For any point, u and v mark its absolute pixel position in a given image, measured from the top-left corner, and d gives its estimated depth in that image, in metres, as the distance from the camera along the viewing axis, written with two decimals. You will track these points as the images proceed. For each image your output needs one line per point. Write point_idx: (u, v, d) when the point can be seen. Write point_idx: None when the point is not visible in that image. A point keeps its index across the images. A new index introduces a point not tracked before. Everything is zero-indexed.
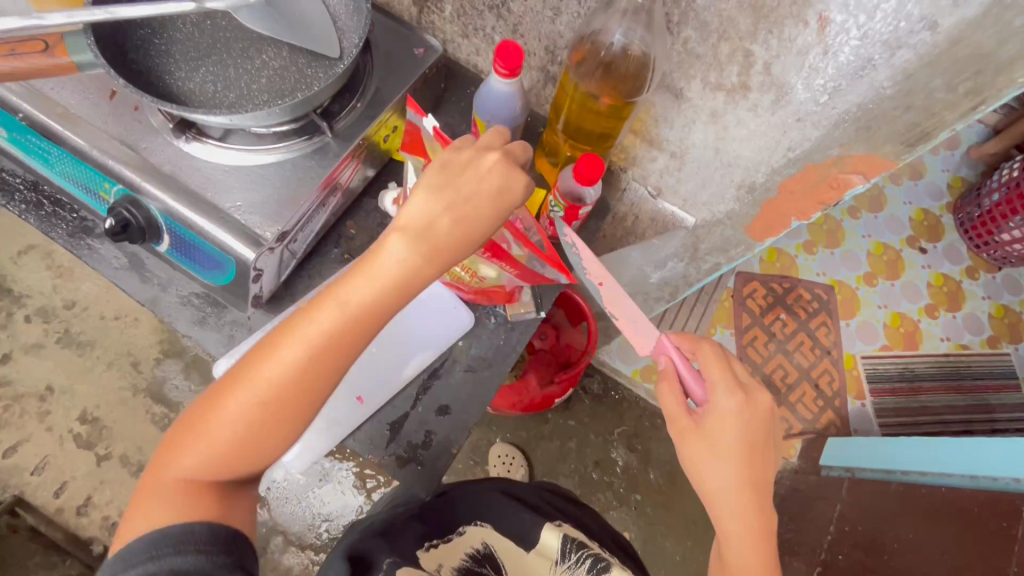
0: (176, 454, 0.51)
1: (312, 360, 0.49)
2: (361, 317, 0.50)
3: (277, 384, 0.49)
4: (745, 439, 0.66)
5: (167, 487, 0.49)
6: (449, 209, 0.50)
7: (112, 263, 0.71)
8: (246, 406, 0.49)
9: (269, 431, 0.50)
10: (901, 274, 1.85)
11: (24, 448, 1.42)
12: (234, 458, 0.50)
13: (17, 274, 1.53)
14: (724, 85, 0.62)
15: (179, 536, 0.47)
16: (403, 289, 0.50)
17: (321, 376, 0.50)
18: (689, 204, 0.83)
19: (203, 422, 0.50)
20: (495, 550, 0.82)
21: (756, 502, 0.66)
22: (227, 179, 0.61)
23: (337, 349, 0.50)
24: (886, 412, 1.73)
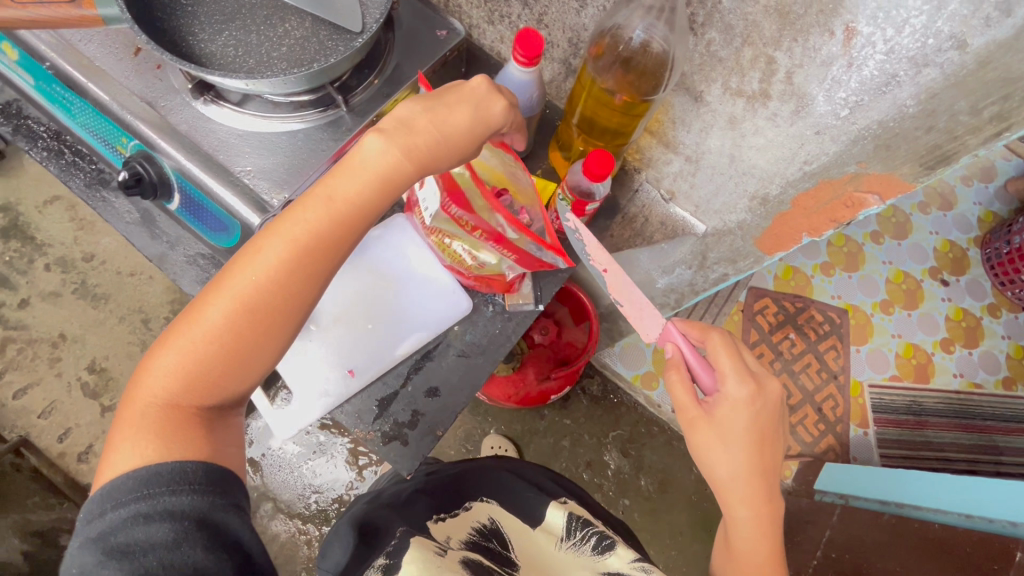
0: (156, 377, 0.50)
1: (295, 264, 0.51)
2: (342, 223, 0.52)
3: (260, 288, 0.50)
4: (756, 427, 0.64)
5: (153, 413, 0.49)
6: (428, 113, 0.53)
7: (124, 218, 0.72)
8: (230, 313, 0.50)
9: (256, 338, 0.51)
10: (920, 304, 1.81)
11: (34, 391, 1.47)
12: (218, 370, 0.51)
13: (40, 223, 1.57)
14: (744, 91, 0.61)
15: (172, 476, 0.47)
16: (383, 190, 0.52)
17: (306, 279, 0.52)
18: (702, 210, 0.82)
19: (184, 339, 0.50)
20: (502, 523, 0.80)
21: (765, 491, 0.66)
22: (240, 144, 0.62)
23: (322, 250, 0.51)
24: (889, 443, 1.70)
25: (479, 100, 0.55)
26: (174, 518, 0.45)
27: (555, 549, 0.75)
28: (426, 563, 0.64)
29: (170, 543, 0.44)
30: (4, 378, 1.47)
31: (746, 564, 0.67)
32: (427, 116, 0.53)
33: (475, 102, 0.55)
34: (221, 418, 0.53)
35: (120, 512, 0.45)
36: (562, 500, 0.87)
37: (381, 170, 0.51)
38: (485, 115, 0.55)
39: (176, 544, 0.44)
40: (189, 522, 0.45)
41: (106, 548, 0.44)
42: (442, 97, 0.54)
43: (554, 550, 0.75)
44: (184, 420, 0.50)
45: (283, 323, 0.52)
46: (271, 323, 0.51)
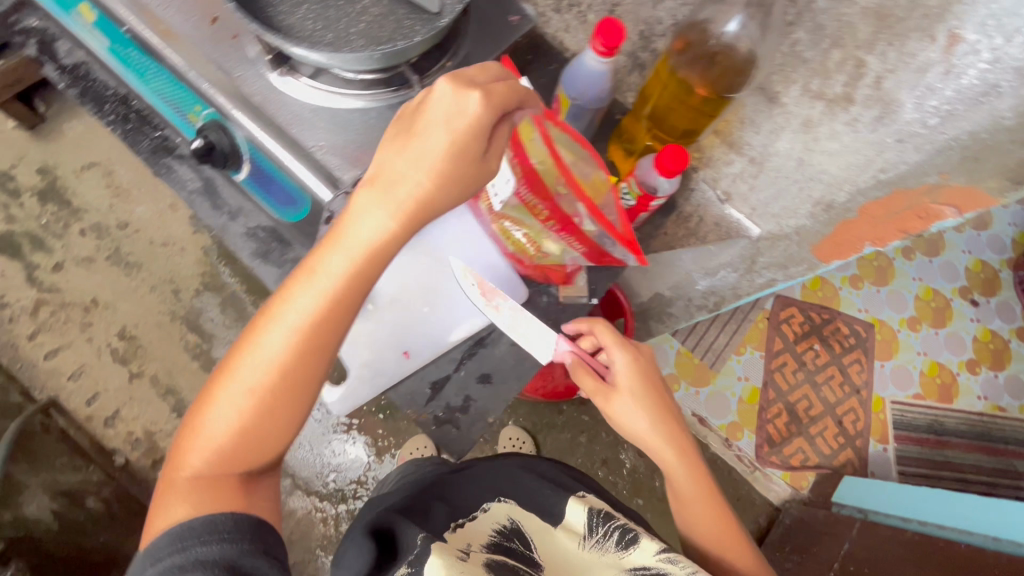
0: (183, 458, 0.54)
1: (294, 343, 0.51)
2: (338, 296, 0.50)
3: (262, 369, 0.51)
4: (648, 379, 0.74)
5: (182, 486, 0.52)
6: (414, 163, 0.48)
7: (187, 186, 0.72)
8: (241, 394, 0.52)
9: (265, 417, 0.52)
10: (948, 322, 1.79)
11: (65, 354, 1.49)
12: (238, 450, 0.52)
13: (77, 188, 1.58)
14: (826, 94, 0.60)
15: (202, 528, 0.50)
16: (377, 255, 0.50)
17: (308, 356, 0.51)
18: (758, 213, 0.80)
19: (202, 422, 0.53)
20: (524, 523, 0.79)
21: (675, 431, 0.75)
22: (314, 118, 0.62)
23: (321, 326, 0.51)
24: (908, 461, 1.69)
25: (456, 114, 0.47)
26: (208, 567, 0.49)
27: (578, 549, 0.73)
28: (452, 567, 0.62)
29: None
30: (36, 339, 1.49)
31: (689, 496, 0.75)
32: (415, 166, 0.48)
33: (456, 123, 0.47)
34: (251, 485, 0.55)
35: (159, 567, 0.49)
36: (580, 494, 0.85)
37: (377, 239, 0.50)
38: (463, 132, 0.47)
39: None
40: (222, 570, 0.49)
41: None
42: (418, 132, 0.48)
43: (575, 549, 0.74)
44: (212, 489, 0.52)
45: (286, 399, 0.52)
46: (277, 400, 0.51)
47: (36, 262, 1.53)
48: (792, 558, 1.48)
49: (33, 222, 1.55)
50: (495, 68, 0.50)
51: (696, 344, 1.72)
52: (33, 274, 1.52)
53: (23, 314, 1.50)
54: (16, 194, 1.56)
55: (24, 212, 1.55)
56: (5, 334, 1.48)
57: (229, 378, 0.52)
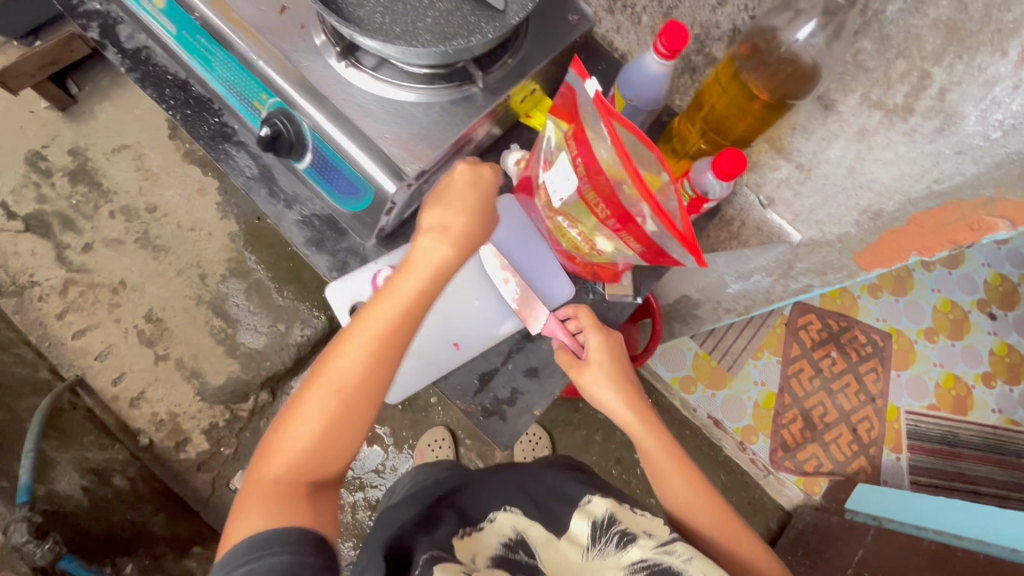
0: (260, 475, 0.58)
1: (373, 350, 0.58)
2: (409, 310, 0.59)
3: (345, 375, 0.58)
4: (616, 352, 0.69)
5: (264, 492, 0.56)
6: (459, 217, 0.61)
7: (245, 172, 0.74)
8: (325, 399, 0.58)
9: (341, 426, 0.59)
10: (965, 335, 1.79)
11: (92, 333, 1.50)
12: (319, 456, 0.58)
13: (108, 170, 1.59)
14: (886, 104, 0.60)
15: (272, 539, 0.52)
16: (430, 282, 0.60)
17: (385, 362, 0.59)
18: (800, 219, 0.82)
19: (284, 437, 0.58)
20: (529, 535, 0.68)
21: (642, 404, 0.71)
22: (378, 110, 0.63)
23: (396, 335, 0.59)
24: (922, 472, 1.69)
25: (477, 179, 0.62)
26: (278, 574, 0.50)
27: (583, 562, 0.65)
28: None
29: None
30: (64, 318, 1.50)
31: (665, 470, 0.71)
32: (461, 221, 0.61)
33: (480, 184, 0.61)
34: (320, 491, 0.59)
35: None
36: (584, 500, 0.73)
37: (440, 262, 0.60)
38: (489, 181, 0.62)
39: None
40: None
41: None
42: (451, 196, 0.61)
43: (581, 562, 0.65)
44: (290, 498, 0.56)
45: (360, 405, 0.59)
46: (357, 401, 0.58)
47: (65, 243, 1.55)
48: (804, 563, 1.49)
49: (64, 202, 1.57)
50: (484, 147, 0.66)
51: (713, 347, 1.72)
52: (63, 254, 1.54)
53: (53, 293, 1.52)
54: (47, 174, 1.58)
55: (55, 192, 1.57)
56: (33, 313, 1.50)
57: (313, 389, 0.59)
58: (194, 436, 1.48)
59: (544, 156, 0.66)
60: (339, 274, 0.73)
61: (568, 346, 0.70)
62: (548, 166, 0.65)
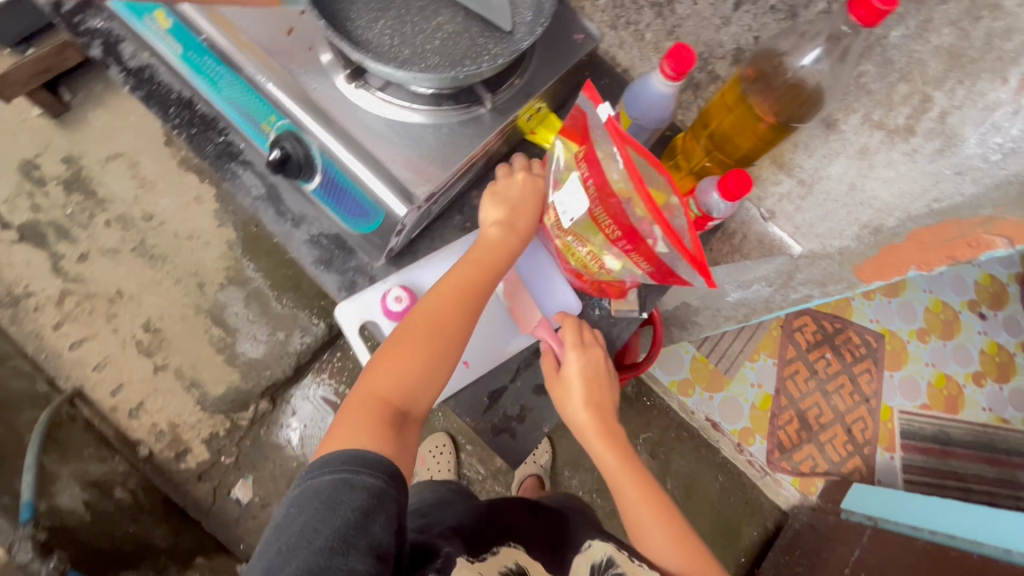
0: (355, 403, 0.61)
1: (462, 301, 0.65)
2: (491, 273, 0.67)
3: (438, 321, 0.64)
4: (590, 375, 0.70)
5: (359, 416, 0.60)
6: (524, 212, 0.69)
7: (252, 192, 0.75)
8: (420, 339, 0.63)
9: (432, 370, 0.63)
10: (956, 335, 1.82)
11: (89, 344, 1.49)
12: (407, 395, 0.62)
13: (102, 178, 1.58)
14: (887, 124, 0.61)
15: (366, 461, 0.55)
16: (506, 259, 0.68)
17: (470, 315, 0.66)
18: (801, 232, 0.83)
19: (381, 371, 0.63)
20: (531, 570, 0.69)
21: (606, 421, 0.74)
22: (386, 132, 0.63)
23: (481, 292, 0.66)
24: (915, 470, 1.72)
25: (533, 187, 0.70)
26: (371, 495, 0.54)
27: None
28: None
29: (366, 509, 0.52)
30: (61, 329, 1.49)
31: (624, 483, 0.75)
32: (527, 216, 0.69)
33: (537, 190, 0.70)
34: (403, 430, 0.62)
35: (328, 482, 0.53)
36: (585, 543, 0.76)
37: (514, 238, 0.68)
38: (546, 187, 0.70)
39: (369, 511, 0.52)
40: (375, 501, 0.53)
41: (316, 507, 0.52)
42: (512, 197, 0.69)
43: None
44: (382, 428, 0.59)
45: (450, 351, 0.64)
46: (446, 346, 0.64)
47: (60, 252, 1.53)
48: (802, 562, 1.52)
49: (58, 211, 1.55)
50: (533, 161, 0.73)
51: (711, 350, 1.74)
52: (58, 264, 1.52)
53: (48, 304, 1.50)
54: (41, 183, 1.56)
55: (49, 202, 1.55)
56: (29, 324, 1.48)
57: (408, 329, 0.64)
58: (194, 446, 1.48)
59: (554, 176, 0.68)
60: (348, 293, 0.73)
61: (551, 351, 0.72)
62: (558, 186, 0.67)
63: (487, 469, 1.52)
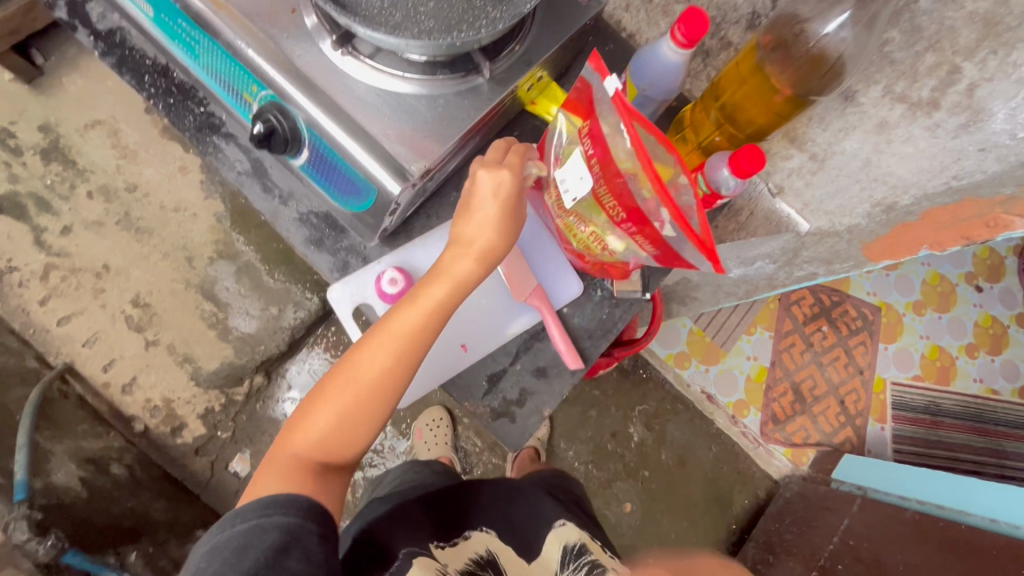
0: (287, 442, 0.62)
1: (399, 349, 0.61)
2: (434, 314, 0.61)
3: (372, 370, 0.61)
4: None
5: (286, 460, 0.61)
6: (484, 230, 0.62)
7: (236, 167, 0.71)
8: (354, 386, 0.61)
9: (362, 419, 0.62)
10: (951, 307, 1.82)
11: (78, 320, 1.46)
12: (338, 440, 0.62)
13: (82, 148, 1.51)
14: (910, 97, 0.58)
15: (285, 502, 0.57)
16: (459, 291, 0.62)
17: (407, 362, 0.62)
18: (811, 209, 0.80)
19: (312, 416, 0.62)
20: (500, 556, 0.75)
21: None
22: (378, 104, 0.59)
23: (419, 336, 0.61)
24: (904, 440, 1.74)
25: (501, 184, 0.61)
26: (285, 532, 0.55)
27: None
28: None
29: (279, 547, 0.55)
30: (47, 304, 1.45)
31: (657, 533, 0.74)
32: (487, 235, 0.61)
33: (502, 197, 0.61)
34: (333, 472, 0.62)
35: (243, 526, 0.55)
36: (557, 523, 0.80)
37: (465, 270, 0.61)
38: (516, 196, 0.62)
39: (283, 548, 0.55)
40: (289, 541, 0.55)
41: (230, 551, 0.54)
42: (479, 208, 0.61)
43: None
44: (307, 473, 0.60)
45: (386, 399, 0.62)
46: (379, 395, 0.61)
47: (42, 226, 1.48)
48: (792, 530, 1.55)
49: (37, 182, 1.49)
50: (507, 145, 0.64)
51: (708, 324, 1.74)
52: (41, 237, 1.48)
53: (33, 279, 1.46)
54: (18, 153, 1.49)
55: (27, 172, 1.49)
56: (14, 299, 1.45)
57: (342, 374, 0.62)
58: (189, 421, 1.47)
59: (556, 151, 0.64)
60: (341, 273, 0.70)
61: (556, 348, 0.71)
62: (560, 163, 0.63)
63: (483, 441, 1.52)
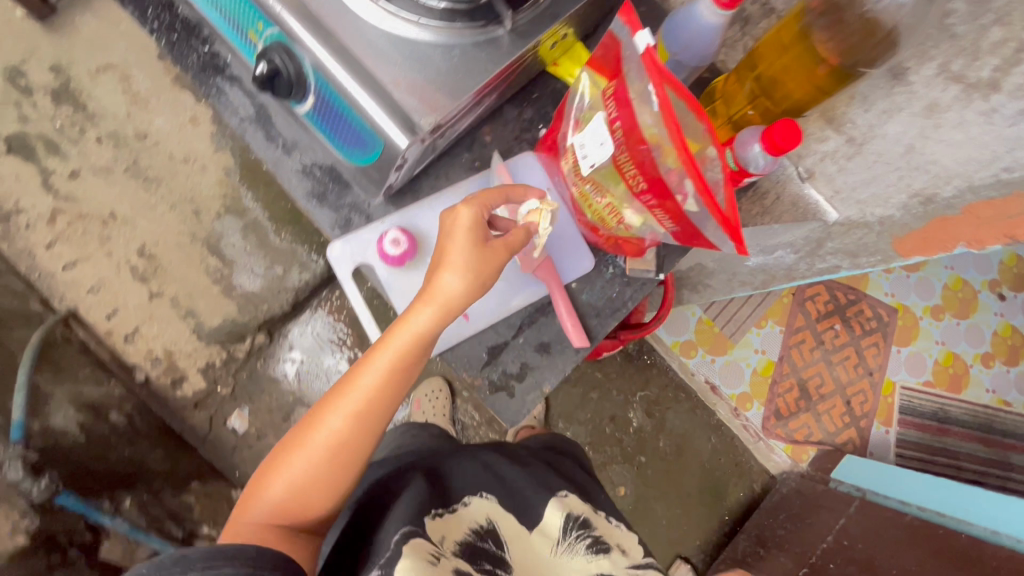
0: (254, 506, 0.64)
1: (359, 411, 0.63)
2: (393, 376, 0.62)
3: (333, 434, 0.63)
4: None
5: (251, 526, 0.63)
6: (448, 271, 0.59)
7: (239, 112, 0.68)
8: (315, 450, 0.63)
9: (321, 481, 0.64)
10: (971, 314, 1.76)
11: (83, 266, 1.45)
12: (303, 501, 0.64)
13: (92, 91, 1.48)
14: (967, 77, 0.52)
15: (234, 553, 0.53)
16: (420, 346, 0.62)
17: (367, 422, 0.63)
18: (841, 197, 0.76)
19: (277, 478, 0.64)
20: (499, 525, 0.70)
21: None
22: (390, 51, 0.55)
23: (379, 398, 0.63)
24: (908, 445, 1.71)
25: (471, 226, 0.60)
26: None
27: (550, 553, 0.68)
28: None
29: None
30: (53, 249, 1.45)
31: None
32: (449, 277, 0.59)
33: (464, 233, 0.59)
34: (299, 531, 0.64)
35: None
36: (561, 493, 0.76)
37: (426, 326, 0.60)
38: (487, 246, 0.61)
39: None
40: None
41: None
42: (446, 257, 0.60)
43: (550, 555, 0.68)
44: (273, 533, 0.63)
45: (349, 459, 0.64)
46: (341, 455, 0.63)
47: (51, 169, 1.46)
48: (785, 526, 1.54)
49: (47, 124, 1.46)
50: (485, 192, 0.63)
51: (718, 314, 1.70)
52: (49, 180, 1.46)
53: (39, 222, 1.45)
54: (28, 93, 1.46)
55: (37, 112, 1.46)
56: (20, 242, 1.43)
57: (304, 439, 0.64)
58: (190, 374, 1.48)
59: (576, 115, 0.60)
60: (343, 231, 0.67)
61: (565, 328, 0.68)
62: (579, 128, 0.59)
63: (482, 415, 1.51)
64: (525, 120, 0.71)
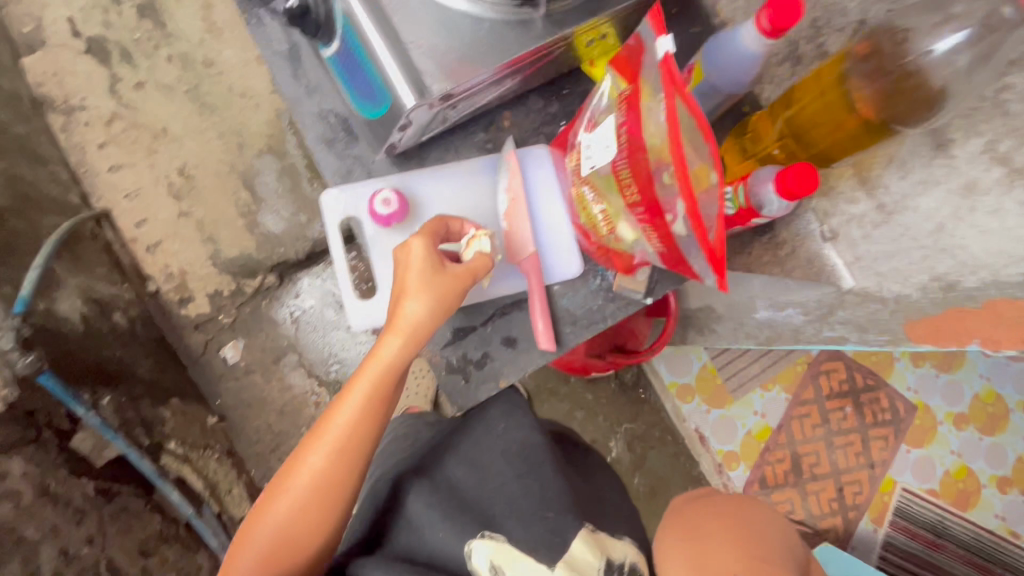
0: (244, 559, 0.66)
1: (339, 446, 0.66)
2: (371, 409, 0.65)
3: (316, 473, 0.65)
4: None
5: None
6: (409, 299, 0.60)
7: (273, 45, 0.70)
8: (301, 492, 0.65)
9: (311, 518, 0.66)
10: (998, 433, 1.60)
11: (126, 172, 1.52)
12: (294, 543, 0.66)
13: (175, 13, 1.55)
14: (1013, 160, 0.49)
15: None
16: (389, 375, 0.64)
17: (346, 455, 0.66)
18: (860, 264, 0.69)
19: (263, 526, 0.66)
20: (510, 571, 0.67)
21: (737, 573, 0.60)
22: (419, 10, 0.54)
23: (357, 429, 0.66)
24: (895, 550, 1.60)
25: (430, 263, 0.61)
26: None
27: None
28: None
29: None
30: (103, 150, 1.51)
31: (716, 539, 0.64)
32: (410, 305, 0.60)
33: (416, 263, 0.60)
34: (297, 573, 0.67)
35: None
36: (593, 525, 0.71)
37: (398, 360, 0.63)
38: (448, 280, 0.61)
39: None
40: None
41: None
42: (410, 285, 0.61)
43: None
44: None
45: (335, 491, 0.66)
46: (328, 490, 0.66)
47: (119, 75, 1.53)
48: None
49: (126, 33, 1.53)
50: (432, 225, 0.64)
51: (725, 365, 1.64)
52: (115, 86, 1.53)
53: (98, 122, 1.52)
54: (117, 2, 1.53)
55: (120, 21, 1.53)
56: (76, 136, 1.50)
57: (287, 484, 0.66)
58: (198, 297, 1.52)
59: (591, 115, 0.59)
60: (341, 180, 0.70)
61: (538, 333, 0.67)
62: (591, 127, 0.59)
63: None
64: (548, 113, 0.71)
